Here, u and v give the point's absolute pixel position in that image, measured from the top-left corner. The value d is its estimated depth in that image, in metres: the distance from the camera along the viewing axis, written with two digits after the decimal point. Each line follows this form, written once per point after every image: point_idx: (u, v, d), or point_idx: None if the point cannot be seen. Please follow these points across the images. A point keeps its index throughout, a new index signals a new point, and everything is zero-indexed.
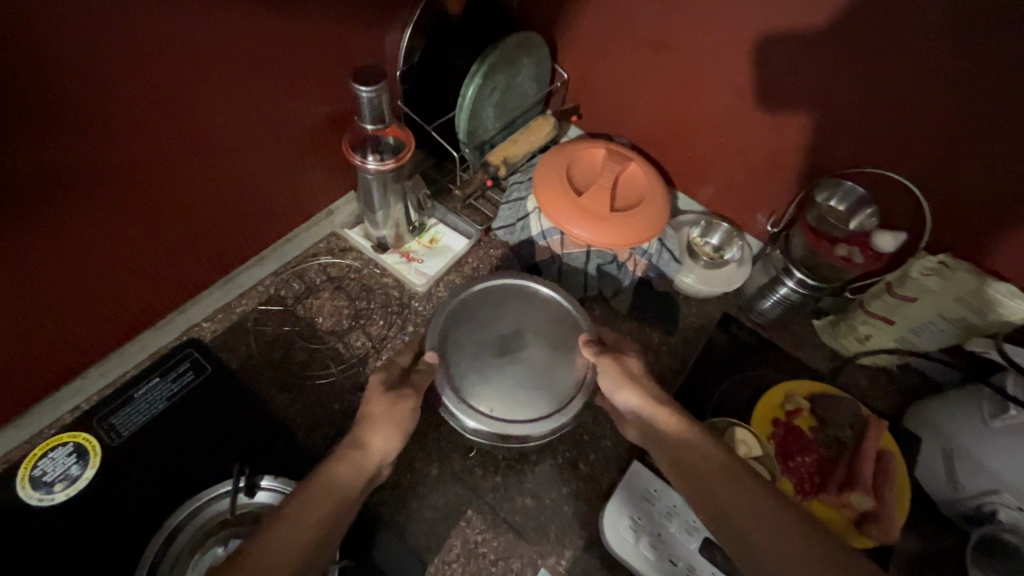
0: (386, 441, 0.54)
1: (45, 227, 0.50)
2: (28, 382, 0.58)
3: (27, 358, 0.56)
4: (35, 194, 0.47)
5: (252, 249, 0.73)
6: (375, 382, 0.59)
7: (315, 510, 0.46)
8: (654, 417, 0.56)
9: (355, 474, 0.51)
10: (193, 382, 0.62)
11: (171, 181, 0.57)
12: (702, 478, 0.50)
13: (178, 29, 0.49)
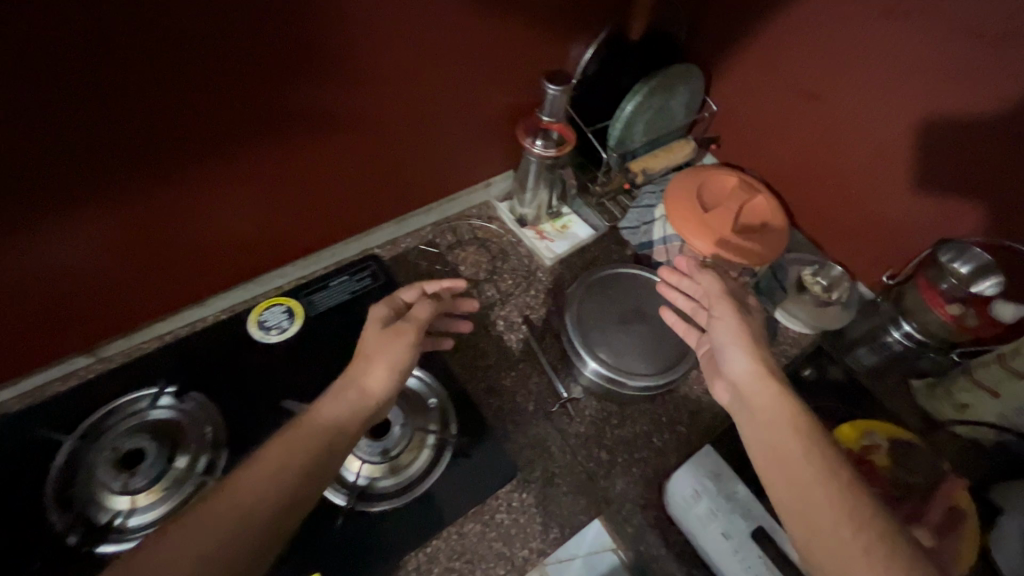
0: (375, 376, 0.59)
1: (302, 148, 0.68)
2: (260, 259, 0.79)
3: (267, 240, 0.77)
4: (303, 122, 0.65)
5: (424, 199, 0.91)
6: (376, 318, 0.65)
7: (288, 460, 0.51)
8: (758, 384, 0.60)
9: (342, 416, 0.55)
10: (369, 286, 0.80)
11: (382, 129, 0.74)
12: (771, 435, 0.55)
13: (434, 21, 0.66)
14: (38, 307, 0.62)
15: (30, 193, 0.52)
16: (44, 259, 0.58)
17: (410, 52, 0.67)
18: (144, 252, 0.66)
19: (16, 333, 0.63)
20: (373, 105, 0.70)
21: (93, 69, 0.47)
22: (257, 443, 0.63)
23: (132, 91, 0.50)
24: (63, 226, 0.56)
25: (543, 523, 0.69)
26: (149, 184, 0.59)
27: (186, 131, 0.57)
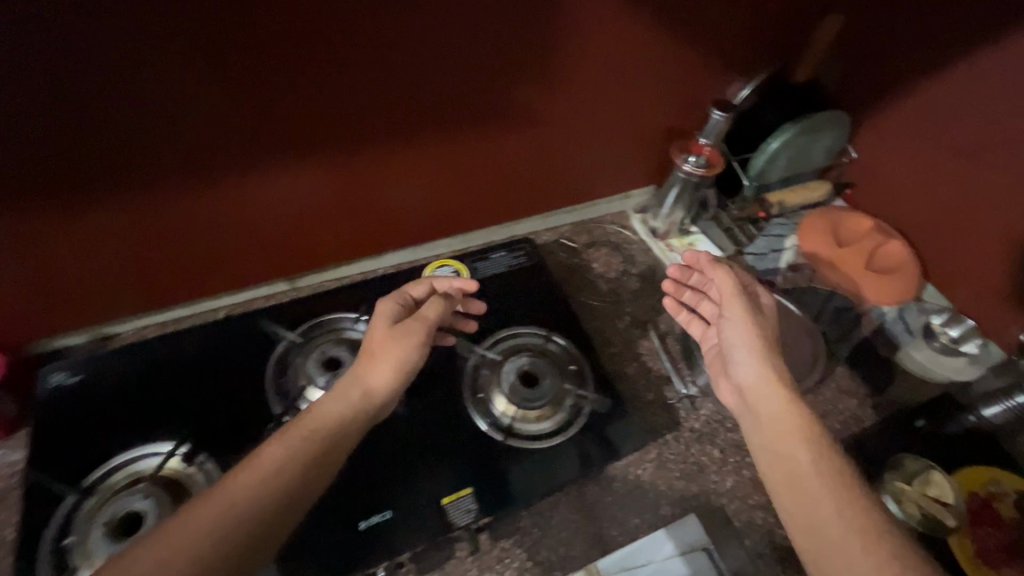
0: (379, 374, 0.63)
1: (481, 132, 0.79)
2: (431, 228, 0.90)
3: (440, 212, 0.88)
4: (486, 108, 0.76)
5: (571, 199, 1.00)
6: (386, 314, 0.68)
7: (291, 458, 0.54)
8: (767, 391, 0.62)
9: (341, 414, 0.59)
10: (523, 264, 0.90)
11: (548, 126, 0.83)
12: (781, 453, 0.57)
13: (619, 38, 0.76)
14: (254, 232, 0.76)
15: (260, 132, 0.65)
16: (266, 190, 0.72)
17: (575, 55, 0.75)
18: (336, 202, 0.78)
19: (240, 250, 0.78)
20: (540, 102, 0.79)
21: (332, 35, 0.60)
22: (429, 373, 0.75)
23: (346, 58, 0.62)
24: (279, 165, 0.70)
25: (655, 500, 0.74)
26: (349, 142, 0.71)
27: (383, 100, 0.68)
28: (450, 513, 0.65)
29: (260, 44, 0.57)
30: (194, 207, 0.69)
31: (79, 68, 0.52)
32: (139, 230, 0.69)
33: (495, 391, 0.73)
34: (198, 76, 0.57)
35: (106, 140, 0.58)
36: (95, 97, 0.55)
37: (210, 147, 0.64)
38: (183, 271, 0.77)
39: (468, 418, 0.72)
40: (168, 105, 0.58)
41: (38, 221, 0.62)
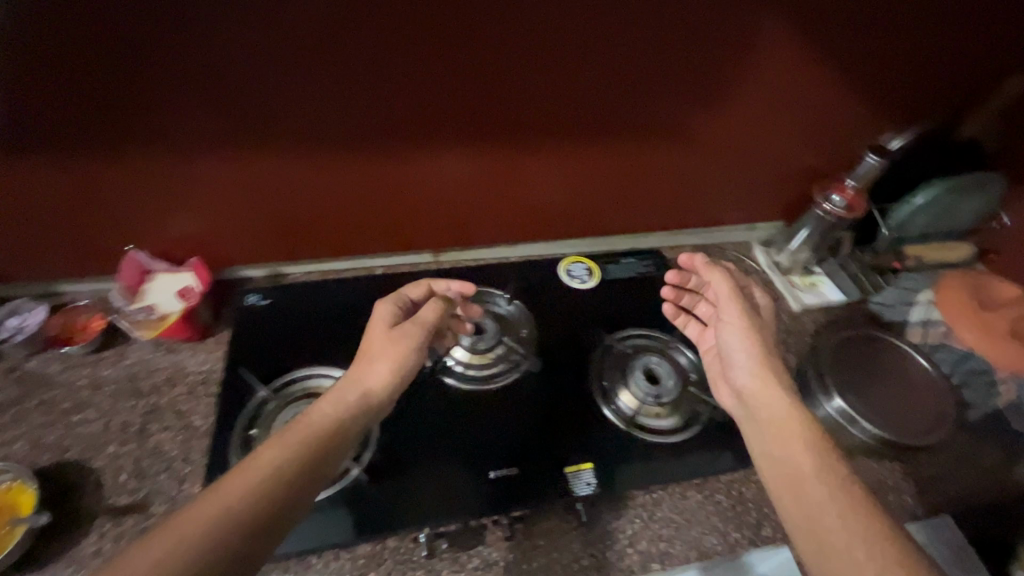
0: (378, 372, 0.63)
1: (631, 141, 0.84)
2: (567, 226, 0.96)
3: (579, 212, 0.94)
4: (642, 118, 0.81)
5: (700, 221, 1.02)
6: (383, 318, 0.69)
7: (287, 458, 0.52)
8: (766, 396, 0.63)
9: (335, 418, 0.58)
10: (651, 273, 0.95)
11: (694, 144, 0.87)
12: (783, 456, 0.57)
13: (786, 71, 0.80)
14: (410, 202, 0.85)
15: (430, 109, 0.73)
16: (427, 164, 0.80)
17: (736, 80, 0.79)
18: (483, 185, 0.85)
19: (396, 218, 0.87)
20: (691, 119, 0.83)
21: (513, 32, 0.67)
22: (558, 355, 0.82)
23: (513, 50, 0.69)
24: (440, 143, 0.78)
25: (758, 520, 0.73)
26: (505, 130, 0.78)
27: (540, 94, 0.75)
28: (572, 483, 0.70)
29: (449, 32, 0.66)
30: (365, 170, 0.79)
31: (307, 34, 0.63)
32: (317, 183, 0.79)
33: (620, 383, 0.78)
34: (390, 52, 0.66)
35: (307, 98, 0.69)
36: (307, 60, 0.65)
37: (388, 118, 0.73)
38: (343, 228, 0.87)
39: (593, 403, 0.77)
40: (360, 75, 0.68)
41: (241, 161, 0.74)
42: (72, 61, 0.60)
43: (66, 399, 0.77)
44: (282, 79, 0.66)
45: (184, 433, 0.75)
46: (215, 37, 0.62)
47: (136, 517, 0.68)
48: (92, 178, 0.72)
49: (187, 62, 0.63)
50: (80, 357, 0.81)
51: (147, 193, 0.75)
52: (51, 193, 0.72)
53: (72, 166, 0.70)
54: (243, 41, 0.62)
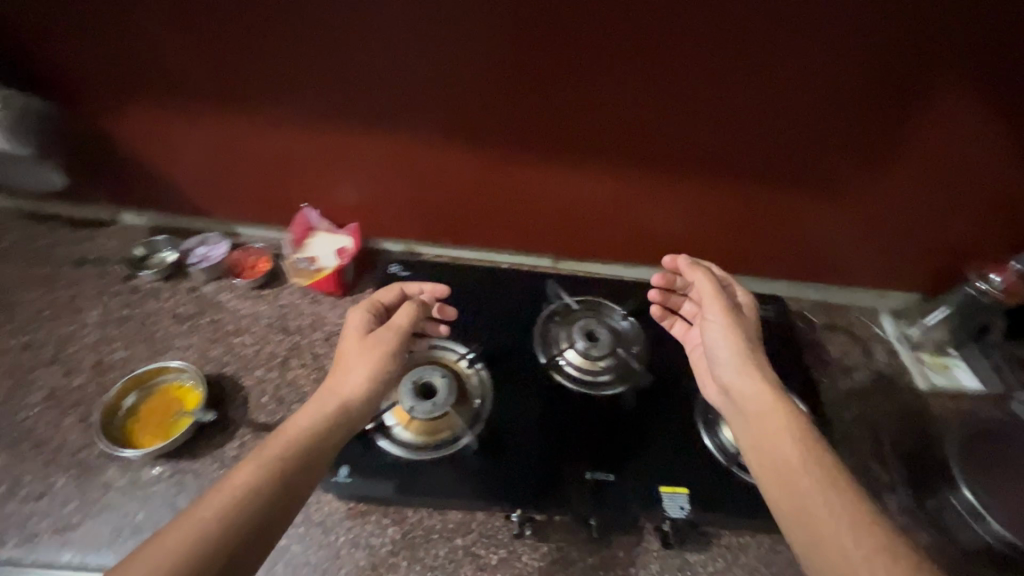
0: (355, 377, 0.64)
1: (769, 186, 0.84)
2: (689, 256, 0.98)
3: (704, 245, 0.95)
4: (785, 166, 0.81)
5: (828, 278, 0.99)
6: (355, 328, 0.70)
7: (260, 476, 0.53)
8: (749, 387, 0.65)
9: (314, 432, 0.59)
10: (768, 318, 0.96)
11: (834, 201, 0.85)
12: (774, 451, 0.58)
13: (956, 143, 0.75)
14: (540, 206, 0.91)
15: (578, 124, 0.78)
16: (564, 175, 0.86)
17: (892, 142, 0.77)
18: (610, 202, 0.89)
19: (526, 219, 0.93)
20: (835, 173, 0.81)
21: (665, 66, 0.71)
22: (662, 377, 0.83)
23: (666, 80, 0.73)
24: (578, 157, 0.83)
25: None
26: (643, 154, 0.82)
27: (684, 125, 0.77)
28: (666, 504, 0.70)
29: (603, 58, 0.71)
30: (507, 171, 0.86)
31: (481, 45, 0.71)
32: (463, 176, 0.87)
33: None
34: (554, 68, 0.73)
35: (472, 99, 0.77)
36: (478, 67, 0.73)
37: (538, 127, 0.79)
38: (476, 220, 0.95)
39: (693, 429, 0.78)
40: (523, 86, 0.75)
41: (402, 150, 0.84)
42: (285, 46, 0.73)
43: (229, 323, 0.90)
44: (456, 80, 0.75)
45: (318, 373, 0.85)
46: (414, 38, 0.71)
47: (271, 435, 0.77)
48: (288, 141, 0.84)
49: (387, 55, 0.73)
50: (246, 290, 0.94)
51: (326, 161, 0.87)
52: (252, 150, 0.86)
53: (277, 130, 0.83)
54: (431, 43, 0.71)
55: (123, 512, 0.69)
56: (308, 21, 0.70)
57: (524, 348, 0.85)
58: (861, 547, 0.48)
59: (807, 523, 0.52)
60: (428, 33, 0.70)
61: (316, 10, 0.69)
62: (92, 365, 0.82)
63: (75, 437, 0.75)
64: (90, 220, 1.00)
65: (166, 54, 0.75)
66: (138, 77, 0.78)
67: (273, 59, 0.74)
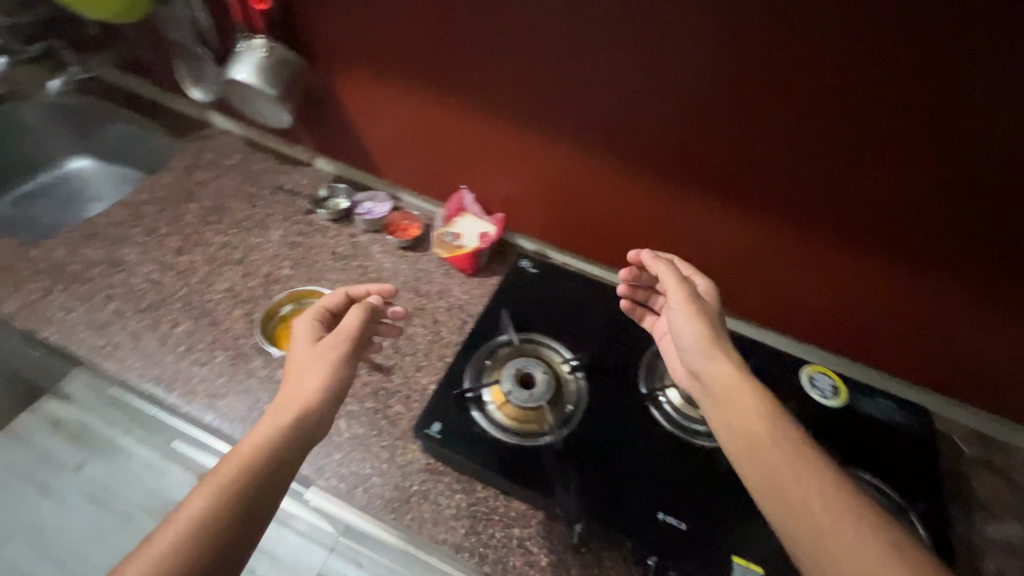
0: (310, 383, 0.65)
1: (895, 266, 0.77)
2: (811, 329, 0.92)
3: (825, 321, 0.89)
4: (915, 245, 0.74)
5: (988, 402, 0.86)
6: (303, 335, 0.71)
7: (214, 504, 0.53)
8: (715, 364, 0.67)
9: (270, 444, 0.59)
10: (904, 425, 0.85)
11: (975, 298, 0.75)
12: (743, 427, 0.61)
13: None
14: (665, 238, 0.91)
15: (716, 165, 0.79)
16: (693, 212, 0.86)
17: None
18: (735, 250, 0.87)
19: (651, 248, 0.95)
20: (977, 266, 0.72)
21: (782, 112, 0.71)
22: None
23: (783, 129, 0.72)
24: (710, 198, 0.83)
25: None
26: (779, 210, 0.79)
27: (830, 188, 0.74)
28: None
29: (717, 96, 0.73)
30: (639, 196, 0.88)
31: (598, 66, 0.77)
32: (593, 190, 0.92)
33: None
34: (705, 107, 0.74)
35: (621, 121, 0.81)
36: (631, 92, 0.77)
37: (678, 160, 0.81)
38: (602, 237, 0.98)
39: None
40: (670, 118, 0.77)
41: (533, 157, 0.92)
42: (449, 43, 0.85)
43: (373, 271, 1.01)
44: (610, 101, 0.80)
45: (433, 336, 0.92)
46: (544, 50, 0.79)
47: (382, 377, 0.86)
48: (461, 128, 0.94)
49: (538, 64, 0.81)
50: (394, 247, 1.06)
51: (488, 152, 0.95)
52: (417, 130, 0.99)
53: (459, 115, 0.93)
54: (596, 63, 0.77)
55: (256, 398, 0.82)
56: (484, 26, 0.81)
57: (629, 374, 0.84)
58: (830, 511, 0.53)
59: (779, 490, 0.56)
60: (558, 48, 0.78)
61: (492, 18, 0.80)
62: (264, 274, 0.98)
63: (238, 328, 0.90)
64: (294, 159, 1.19)
65: (373, 36, 0.89)
66: (358, 49, 0.91)
67: (452, 55, 0.86)
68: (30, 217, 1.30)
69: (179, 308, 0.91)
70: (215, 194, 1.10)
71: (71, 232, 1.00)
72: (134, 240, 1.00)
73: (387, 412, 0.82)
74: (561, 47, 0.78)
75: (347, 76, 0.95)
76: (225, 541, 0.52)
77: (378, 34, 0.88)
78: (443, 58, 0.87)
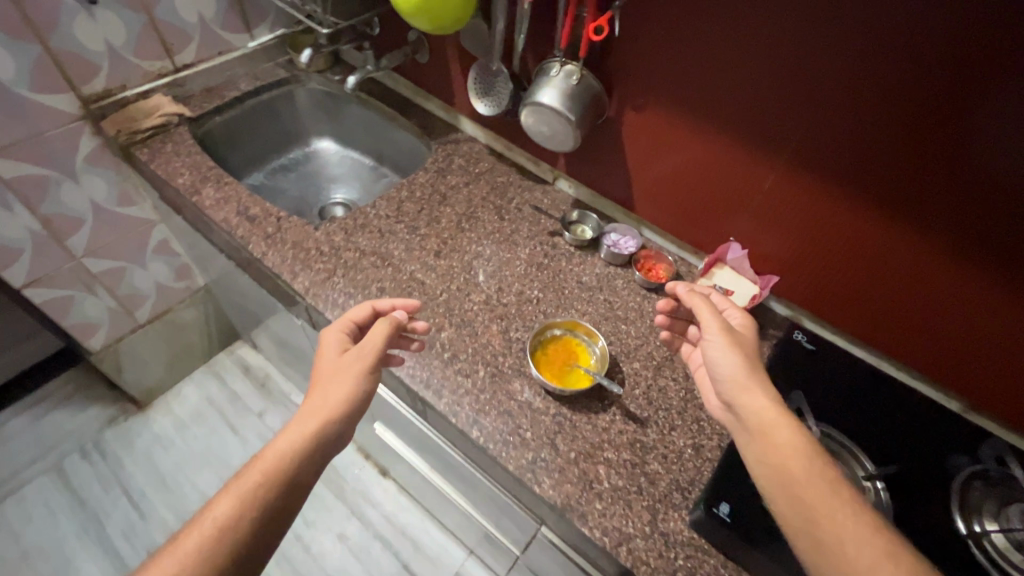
0: (335, 394, 0.70)
1: None
2: None
3: None
4: None
5: None
6: (332, 343, 0.76)
7: (241, 505, 0.59)
8: (749, 398, 0.68)
9: (293, 454, 0.64)
10: None
11: None
12: (780, 468, 0.61)
13: None
14: (855, 297, 0.89)
15: (1011, 252, 0.70)
16: (979, 304, 0.76)
17: None
18: (928, 312, 0.82)
19: (930, 340, 0.85)
20: None
21: (943, 162, 0.70)
22: None
23: (942, 176, 0.71)
24: (999, 288, 0.73)
25: None
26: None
27: None
28: None
29: (868, 143, 0.74)
30: (913, 276, 0.80)
31: (743, 106, 0.83)
32: (792, 242, 0.91)
33: None
34: (944, 168, 0.70)
35: (898, 191, 0.75)
36: (913, 162, 0.72)
37: (967, 242, 0.73)
38: (872, 319, 0.89)
39: None
40: (958, 194, 0.70)
41: (714, 202, 0.95)
42: (662, 84, 0.88)
43: (620, 309, 0.98)
44: (889, 168, 0.74)
45: (686, 393, 0.88)
46: (699, 96, 0.86)
47: (636, 428, 0.83)
48: (725, 180, 0.92)
49: (698, 109, 0.87)
50: (638, 286, 1.02)
51: (756, 208, 0.91)
52: (653, 166, 0.99)
53: (706, 153, 0.91)
54: (841, 120, 0.75)
55: (517, 423, 0.81)
56: (660, 76, 0.87)
57: (935, 495, 0.73)
58: (867, 555, 0.54)
59: (819, 537, 0.57)
60: (710, 93, 0.84)
61: (664, 69, 0.86)
62: (516, 292, 0.99)
63: (496, 344, 0.90)
64: (537, 178, 1.20)
65: (650, 69, 0.87)
66: (646, 86, 0.89)
67: (674, 95, 0.88)
68: (283, 190, 1.43)
69: (442, 312, 0.94)
70: (466, 201, 1.13)
71: (346, 219, 1.07)
72: (398, 235, 1.05)
73: (646, 469, 0.79)
74: (840, 109, 0.74)
75: (631, 106, 0.93)
76: (246, 539, 0.58)
77: (678, 75, 0.86)
78: (722, 110, 0.85)
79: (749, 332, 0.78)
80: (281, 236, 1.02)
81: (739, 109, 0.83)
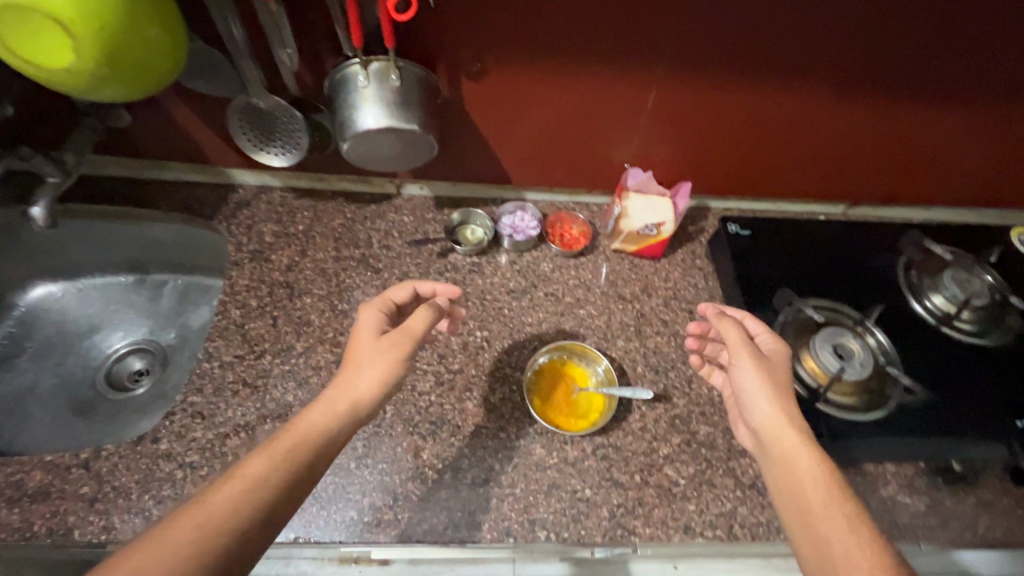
0: (368, 381, 0.58)
1: (920, 112, 0.79)
2: (896, 194, 0.95)
3: (895, 184, 0.93)
4: (932, 88, 0.75)
5: None
6: (376, 321, 0.64)
7: (277, 465, 0.49)
8: (782, 426, 0.59)
9: (332, 432, 0.54)
10: None
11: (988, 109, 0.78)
12: (795, 489, 0.54)
13: None
14: (741, 167, 0.90)
15: (897, 72, 0.73)
16: (840, 126, 0.82)
17: None
18: (801, 152, 0.87)
19: (813, 168, 0.90)
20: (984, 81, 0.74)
21: (786, 25, 0.67)
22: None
23: (789, 39, 0.68)
24: (889, 105, 0.78)
25: None
26: (969, 97, 0.76)
27: (925, 61, 0.71)
28: None
29: (717, 33, 0.68)
30: (794, 122, 0.81)
31: (579, 41, 0.69)
32: (672, 146, 0.86)
33: None
34: (788, 31, 0.67)
35: (782, 56, 0.71)
36: (778, 25, 0.67)
37: (845, 78, 0.74)
38: (780, 172, 0.91)
39: None
40: (860, 40, 0.68)
41: (584, 142, 0.85)
42: (487, 44, 0.68)
43: (567, 295, 0.87)
44: (771, 39, 0.68)
45: (677, 340, 0.84)
46: (532, 47, 0.69)
47: (665, 406, 0.77)
48: (587, 117, 0.80)
49: (535, 59, 0.71)
50: (564, 259, 0.90)
51: (636, 125, 0.82)
52: (507, 132, 0.82)
53: (557, 99, 0.77)
54: (682, 20, 0.66)
55: (570, 489, 0.70)
56: (487, 35, 0.67)
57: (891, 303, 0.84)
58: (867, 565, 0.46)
59: (826, 558, 0.48)
60: (539, 39, 0.68)
61: (489, 26, 0.66)
62: (460, 347, 0.80)
63: (486, 422, 0.74)
64: (377, 196, 0.94)
65: (470, 33, 0.67)
66: (478, 51, 0.69)
67: (507, 53, 0.70)
68: (19, 392, 0.82)
69: (403, 430, 0.73)
70: (321, 275, 0.85)
71: (186, 396, 0.73)
72: (275, 373, 0.76)
73: (701, 439, 0.75)
74: None
75: (468, 76, 0.72)
76: (278, 503, 0.47)
77: (503, 28, 0.67)
78: (556, 51, 0.70)
79: (778, 360, 0.65)
80: (114, 482, 0.67)
81: (587, 34, 0.68)
